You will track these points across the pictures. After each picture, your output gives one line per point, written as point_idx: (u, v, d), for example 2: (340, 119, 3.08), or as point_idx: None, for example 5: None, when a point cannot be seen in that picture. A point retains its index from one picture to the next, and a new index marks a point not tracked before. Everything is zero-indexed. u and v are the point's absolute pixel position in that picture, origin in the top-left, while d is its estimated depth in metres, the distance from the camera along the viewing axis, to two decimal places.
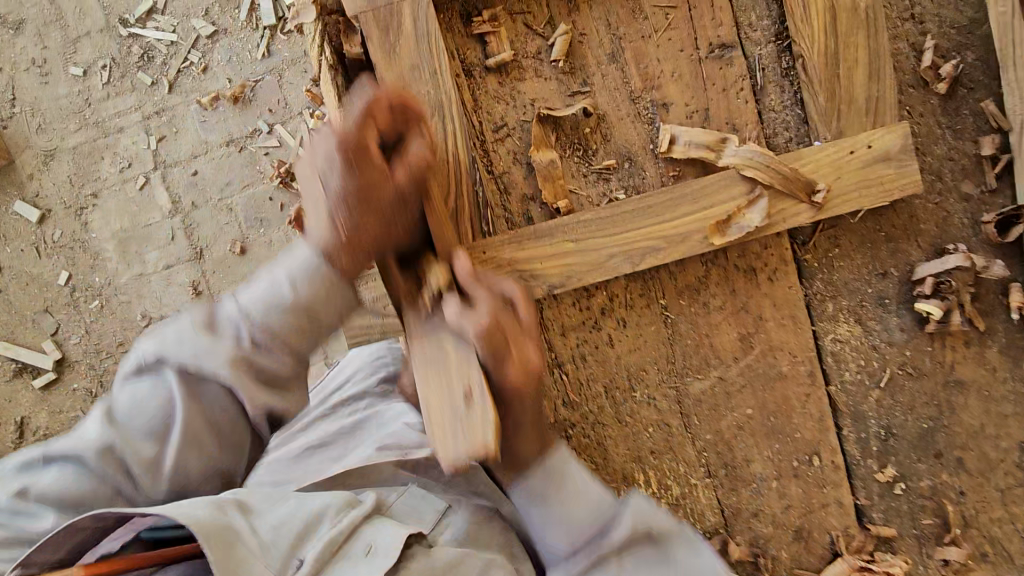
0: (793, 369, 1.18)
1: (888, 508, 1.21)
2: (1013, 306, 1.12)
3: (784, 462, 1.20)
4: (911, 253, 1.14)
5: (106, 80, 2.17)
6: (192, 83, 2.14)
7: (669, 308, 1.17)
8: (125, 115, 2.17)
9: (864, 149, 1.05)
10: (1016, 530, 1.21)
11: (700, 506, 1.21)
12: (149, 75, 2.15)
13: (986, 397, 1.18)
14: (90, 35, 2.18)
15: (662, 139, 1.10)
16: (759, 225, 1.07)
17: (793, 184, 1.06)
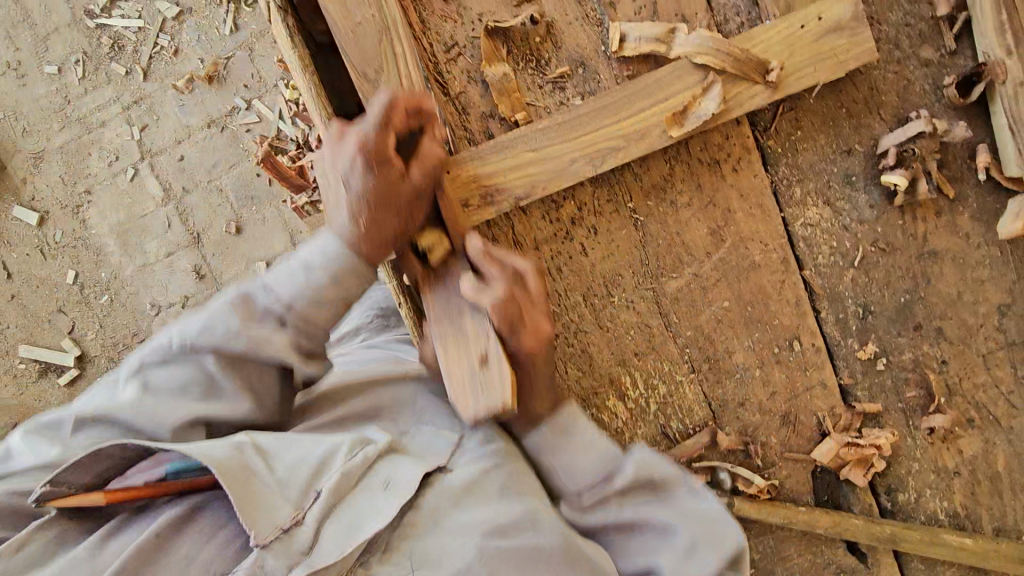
0: (765, 258, 1.19)
1: (872, 385, 1.24)
2: (982, 166, 1.11)
3: (766, 350, 1.23)
4: (874, 127, 1.13)
5: (82, 75, 2.19)
6: (166, 68, 2.16)
7: (637, 210, 1.18)
8: (105, 109, 2.19)
9: (814, 22, 1.04)
10: (999, 392, 1.24)
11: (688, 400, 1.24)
12: (122, 65, 2.17)
13: (961, 264, 1.18)
14: (58, 32, 2.19)
15: (611, 38, 1.10)
16: (716, 113, 1.07)
17: (746, 66, 1.05)
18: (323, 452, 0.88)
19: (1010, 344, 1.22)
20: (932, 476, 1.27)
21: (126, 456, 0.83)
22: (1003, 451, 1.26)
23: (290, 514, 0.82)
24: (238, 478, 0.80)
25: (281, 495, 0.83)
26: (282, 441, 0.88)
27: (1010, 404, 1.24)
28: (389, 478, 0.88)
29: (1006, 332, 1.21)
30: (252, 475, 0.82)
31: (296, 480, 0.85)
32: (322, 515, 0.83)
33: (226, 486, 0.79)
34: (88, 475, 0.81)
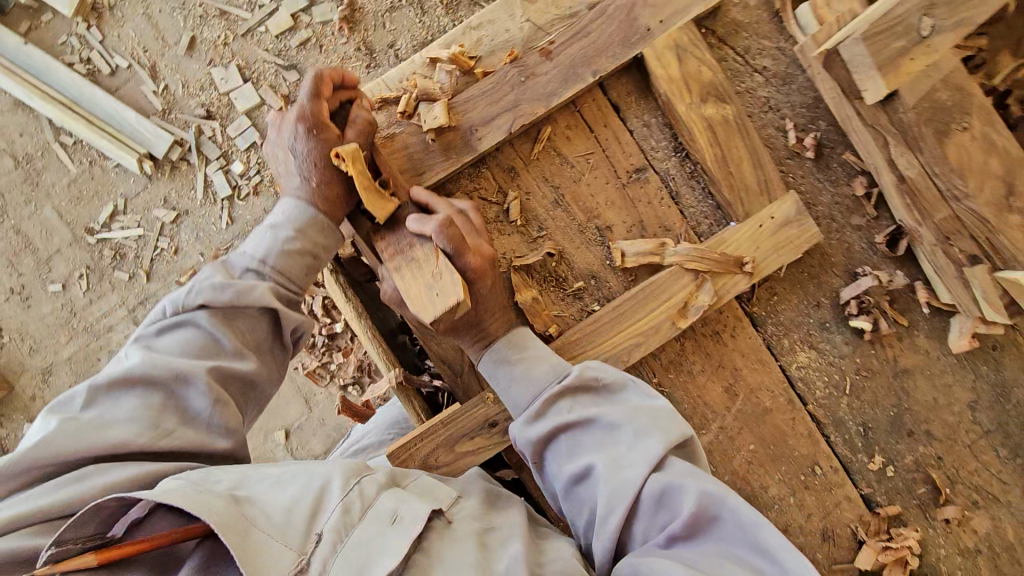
0: (773, 402, 1.41)
1: (888, 489, 1.44)
2: (923, 300, 1.38)
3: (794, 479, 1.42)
4: (833, 283, 1.40)
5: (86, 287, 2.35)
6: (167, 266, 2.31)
7: (662, 383, 1.39)
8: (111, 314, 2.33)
9: (769, 220, 1.32)
10: (991, 473, 1.45)
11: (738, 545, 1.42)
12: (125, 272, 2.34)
13: (930, 375, 1.43)
14: (60, 251, 2.35)
15: (614, 254, 1.35)
16: (710, 302, 1.31)
17: (725, 264, 1.31)
18: (314, 490, 1.00)
19: (987, 431, 1.45)
20: (959, 558, 1.45)
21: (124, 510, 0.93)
22: (1010, 524, 1.46)
23: (293, 559, 0.91)
24: (240, 528, 0.90)
25: (288, 539, 0.93)
26: (269, 483, 1.01)
27: (1002, 482, 1.45)
28: (397, 512, 0.99)
29: (981, 423, 1.44)
30: (248, 522, 0.92)
31: (293, 526, 0.95)
32: (327, 556, 0.93)
33: (226, 536, 0.88)
34: (93, 522, 0.90)
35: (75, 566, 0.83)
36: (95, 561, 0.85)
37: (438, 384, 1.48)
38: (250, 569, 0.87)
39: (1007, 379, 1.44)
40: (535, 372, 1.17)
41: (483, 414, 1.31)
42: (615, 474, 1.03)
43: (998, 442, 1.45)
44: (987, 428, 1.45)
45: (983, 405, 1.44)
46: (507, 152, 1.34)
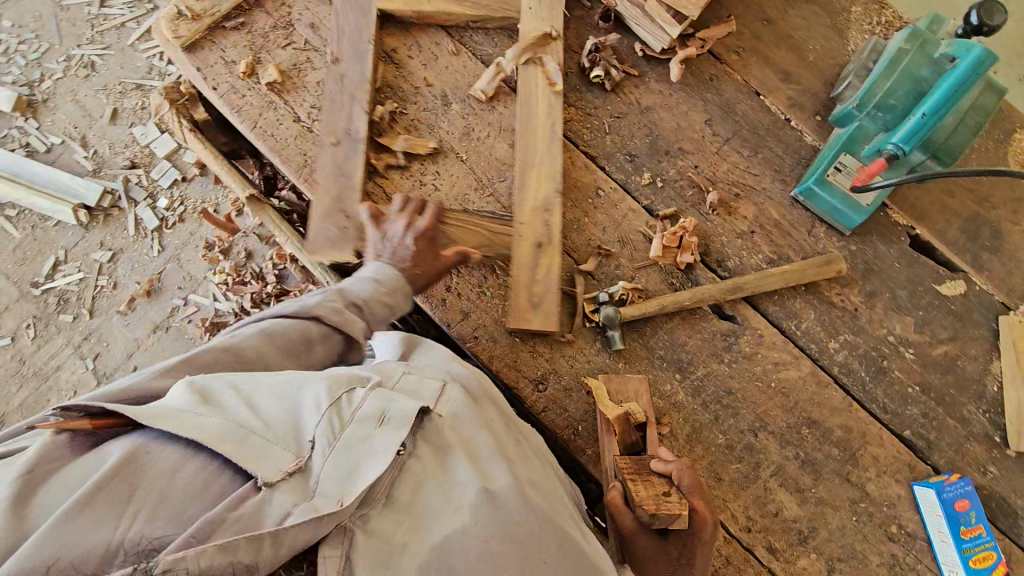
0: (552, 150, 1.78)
1: (662, 198, 1.77)
2: (639, 50, 1.83)
3: (584, 201, 1.75)
4: (573, 57, 1.84)
5: (33, 334, 3.21)
6: (108, 300, 3.22)
7: (460, 151, 1.77)
8: (58, 353, 3.17)
9: (511, 15, 1.82)
10: (743, 169, 1.80)
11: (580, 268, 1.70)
12: (68, 313, 3.20)
13: (669, 106, 1.82)
14: (9, 308, 3.24)
15: (477, 91, 1.78)
16: (555, 71, 1.76)
17: (539, 41, 1.77)
18: (309, 391, 1.05)
19: (728, 139, 1.82)
20: (740, 240, 1.75)
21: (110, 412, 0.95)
22: (773, 205, 1.78)
23: (292, 458, 0.96)
24: (234, 433, 0.95)
25: (279, 438, 0.98)
26: (270, 390, 1.05)
27: (755, 174, 1.80)
28: (388, 412, 1.07)
29: (721, 134, 1.82)
30: (249, 435, 0.96)
31: (279, 422, 1.00)
32: (325, 454, 0.98)
33: (225, 448, 0.92)
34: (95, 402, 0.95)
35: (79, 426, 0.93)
36: (89, 425, 0.94)
37: (291, 199, 1.86)
38: (250, 467, 0.92)
39: (729, 99, 1.84)
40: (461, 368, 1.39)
41: (327, 184, 1.71)
42: None
43: (739, 146, 1.81)
44: (728, 137, 1.82)
45: (717, 121, 1.82)
46: (309, 16, 1.83)
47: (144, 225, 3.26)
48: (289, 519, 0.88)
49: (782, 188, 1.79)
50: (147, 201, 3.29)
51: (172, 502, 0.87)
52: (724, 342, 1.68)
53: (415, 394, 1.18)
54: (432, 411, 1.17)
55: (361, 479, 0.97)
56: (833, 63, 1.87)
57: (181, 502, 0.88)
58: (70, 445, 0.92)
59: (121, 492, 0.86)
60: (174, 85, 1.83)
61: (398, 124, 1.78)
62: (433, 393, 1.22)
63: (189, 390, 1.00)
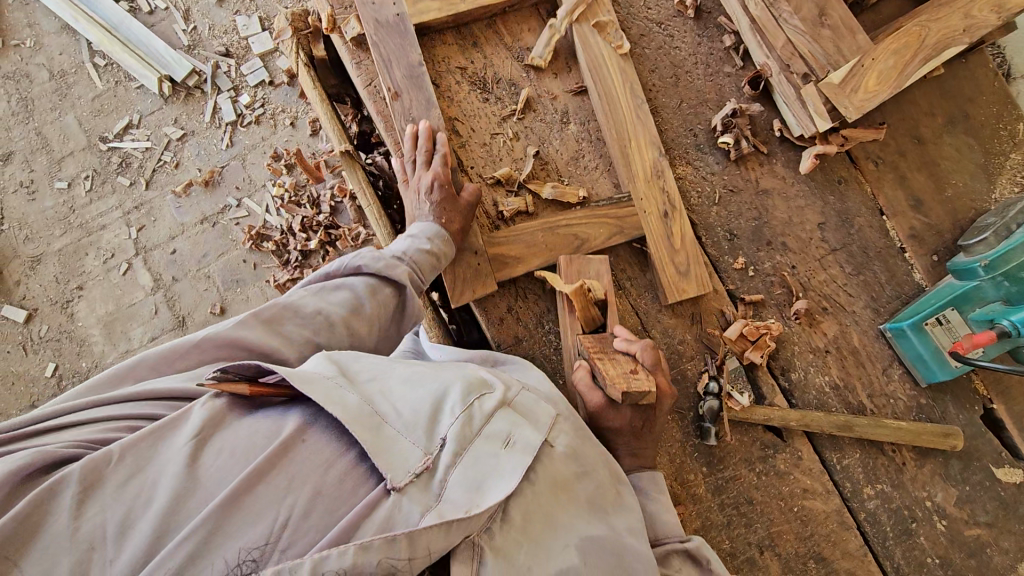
0: (649, 206, 1.66)
1: (748, 287, 1.70)
2: (778, 129, 1.71)
3: (671, 279, 1.64)
4: (706, 114, 1.74)
5: (89, 187, 3.20)
6: (166, 177, 3.16)
7: (563, 175, 1.68)
8: (107, 215, 3.16)
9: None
10: (838, 285, 1.72)
11: (652, 248, 1.64)
12: (127, 177, 3.19)
13: (787, 197, 1.73)
14: (73, 154, 3.22)
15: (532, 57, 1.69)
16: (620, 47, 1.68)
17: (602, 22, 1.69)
18: (437, 394, 1.09)
19: (835, 249, 1.73)
20: (810, 355, 1.69)
21: (265, 379, 1.04)
22: (856, 331, 1.71)
23: (421, 457, 1.00)
24: (373, 424, 1.00)
25: (413, 435, 1.02)
26: (405, 384, 1.10)
27: (849, 294, 1.72)
28: (507, 437, 1.09)
29: (828, 242, 1.73)
30: (383, 423, 1.01)
31: (417, 419, 1.04)
32: (451, 461, 1.02)
33: (363, 432, 0.98)
34: (254, 369, 1.04)
35: (235, 390, 1.01)
36: (247, 391, 1.01)
37: (381, 164, 1.78)
38: (384, 462, 0.96)
39: (849, 208, 1.74)
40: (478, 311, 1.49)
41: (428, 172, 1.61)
42: None
43: (843, 259, 1.73)
44: (835, 247, 1.73)
45: (830, 227, 1.73)
46: None
47: (221, 116, 3.17)
48: (426, 518, 0.93)
49: (872, 315, 1.72)
50: (230, 93, 3.20)
51: (329, 493, 0.93)
52: (761, 452, 1.65)
53: (529, 419, 1.18)
54: (546, 441, 1.17)
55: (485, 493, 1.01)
56: (969, 206, 1.75)
57: (333, 497, 0.93)
58: (232, 412, 1.00)
59: (280, 479, 0.92)
60: (302, 12, 1.72)
61: (509, 128, 1.68)
62: (548, 422, 1.19)
63: (331, 367, 1.09)
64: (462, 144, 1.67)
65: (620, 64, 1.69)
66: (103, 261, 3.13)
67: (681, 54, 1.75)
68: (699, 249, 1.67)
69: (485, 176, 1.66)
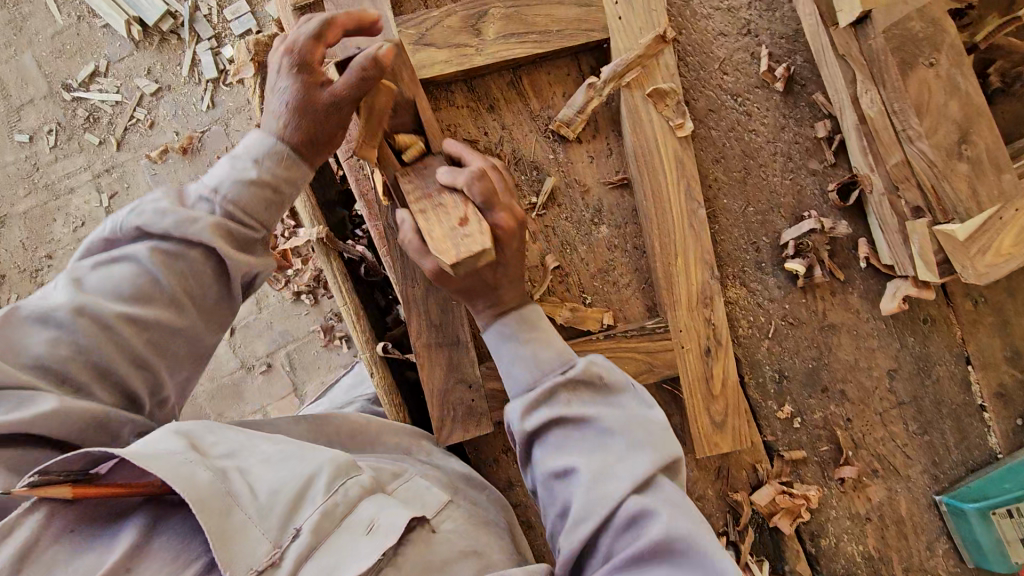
0: (690, 342, 1.32)
1: (790, 440, 1.43)
2: (862, 256, 1.36)
3: (705, 433, 1.33)
4: (776, 223, 1.37)
5: (53, 143, 2.57)
6: (139, 138, 2.52)
7: (587, 293, 1.35)
8: (75, 176, 2.56)
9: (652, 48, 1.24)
10: (896, 445, 1.45)
11: (686, 394, 1.32)
12: (95, 135, 2.54)
13: (856, 335, 1.41)
14: (34, 102, 2.57)
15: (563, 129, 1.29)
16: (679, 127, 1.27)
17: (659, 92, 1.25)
18: (307, 471, 0.89)
19: (901, 402, 1.44)
20: (847, 522, 1.46)
21: (97, 468, 0.83)
22: (905, 498, 1.46)
23: (267, 551, 0.80)
24: (215, 509, 0.80)
25: (263, 521, 0.83)
26: (270, 461, 0.91)
27: (906, 455, 1.45)
28: (374, 521, 0.87)
29: (896, 393, 1.43)
30: (233, 508, 0.82)
31: (277, 505, 0.85)
32: (304, 553, 0.81)
33: (204, 515, 0.78)
34: (83, 462, 0.80)
35: (54, 494, 0.76)
36: (68, 495, 0.77)
37: (365, 254, 1.45)
38: (221, 554, 0.77)
39: (930, 354, 1.43)
40: (543, 355, 1.07)
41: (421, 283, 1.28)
42: (595, 480, 0.94)
43: (909, 414, 1.44)
44: (902, 400, 1.44)
45: (901, 376, 1.43)
46: None
47: (199, 69, 2.46)
48: None
49: (929, 482, 1.46)
50: (211, 43, 2.46)
51: None
52: None
53: (412, 504, 1.00)
54: (427, 522, 0.96)
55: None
56: None
57: None
58: (53, 526, 0.77)
59: None
60: (268, 40, 1.32)
61: (526, 226, 1.33)
62: (436, 506, 1.01)
63: (179, 439, 0.87)
64: None
65: (677, 150, 1.28)
66: (71, 230, 2.56)
67: (757, 141, 1.36)
68: (741, 397, 1.34)
69: None
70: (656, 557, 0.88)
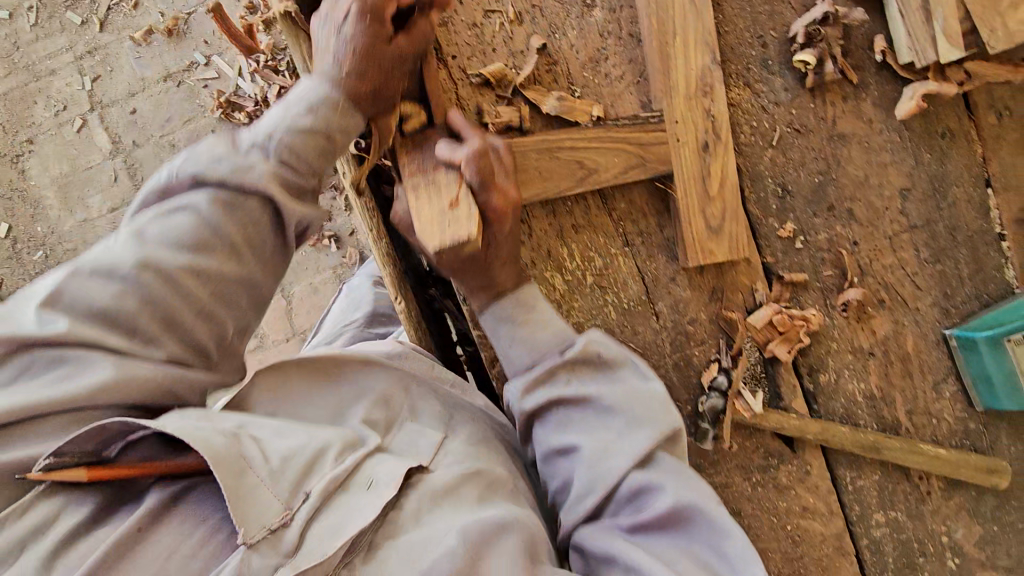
0: (687, 135, 1.20)
1: (792, 263, 1.32)
2: (878, 51, 1.23)
3: (699, 239, 1.22)
4: (786, 15, 1.25)
5: (35, 21, 2.42)
6: (124, 19, 2.36)
7: (575, 82, 1.24)
8: (57, 56, 2.40)
9: None
10: (906, 274, 1.33)
11: (679, 191, 1.21)
12: (77, 15, 2.39)
13: (868, 148, 1.29)
14: None
15: None
16: None
17: None
18: (317, 444, 0.90)
19: (914, 227, 1.32)
20: (849, 357, 1.35)
21: (126, 435, 0.81)
22: (913, 333, 1.35)
23: (278, 511, 0.81)
24: (234, 467, 0.80)
25: (279, 487, 0.83)
26: (279, 433, 0.90)
27: (916, 286, 1.34)
28: (372, 477, 0.90)
29: (908, 216, 1.32)
30: (245, 469, 0.81)
31: (298, 456, 0.87)
32: (313, 514, 0.83)
33: (220, 476, 0.78)
34: (96, 440, 0.78)
35: (66, 476, 0.76)
36: (84, 477, 0.77)
37: None
38: (238, 517, 0.78)
39: (947, 173, 1.31)
40: (540, 335, 1.08)
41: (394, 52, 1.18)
42: (594, 465, 1.00)
43: (921, 241, 1.32)
44: (915, 224, 1.32)
45: (916, 197, 1.31)
46: None
47: None
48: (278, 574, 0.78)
49: (939, 317, 1.35)
50: None
51: None
52: (763, 462, 1.37)
53: (409, 452, 1.00)
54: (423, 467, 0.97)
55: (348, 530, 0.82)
56: None
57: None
58: (81, 508, 0.78)
59: None
60: None
61: (510, 5, 1.22)
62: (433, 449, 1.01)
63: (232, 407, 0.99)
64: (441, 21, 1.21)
65: None
66: (53, 114, 2.40)
67: None
68: (739, 201, 1.22)
69: (467, 72, 1.22)
70: (660, 528, 0.96)
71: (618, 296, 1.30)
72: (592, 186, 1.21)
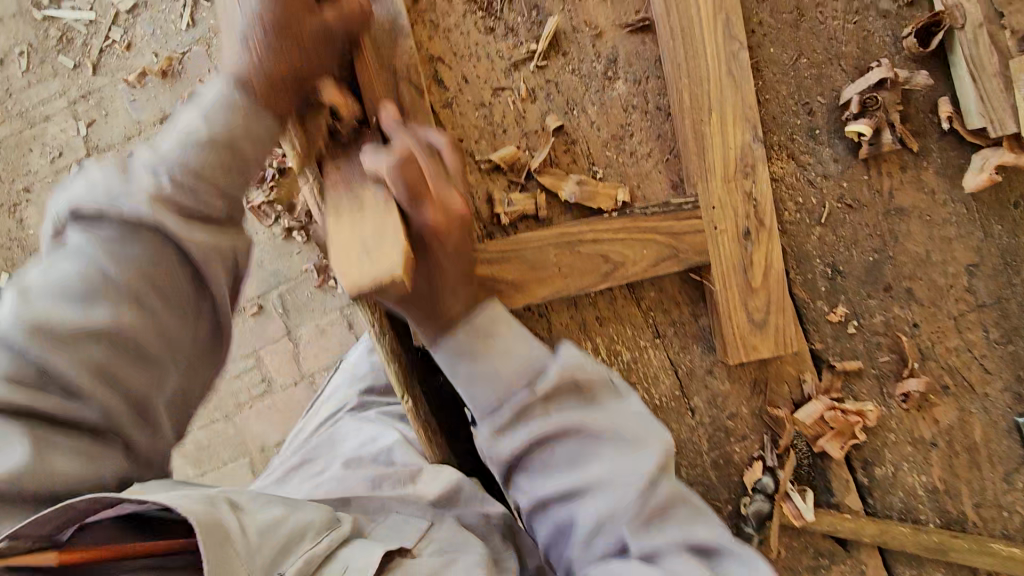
0: (725, 221, 1.06)
1: (844, 349, 1.18)
2: (944, 118, 1.09)
3: (739, 334, 1.09)
4: (836, 78, 1.11)
5: (25, 66, 1.95)
6: (116, 62, 1.88)
7: (597, 162, 1.10)
8: (50, 102, 1.94)
9: None
10: (972, 356, 1.19)
11: (716, 282, 1.07)
12: (70, 58, 1.92)
13: (928, 221, 1.15)
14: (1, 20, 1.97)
15: None
16: None
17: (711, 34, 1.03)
18: (299, 521, 0.76)
19: (982, 305, 1.18)
20: (909, 449, 1.22)
21: None
22: (980, 422, 1.21)
23: None
24: (217, 536, 0.65)
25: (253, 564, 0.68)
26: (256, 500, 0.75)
27: (984, 370, 1.20)
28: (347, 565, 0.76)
29: (975, 294, 1.17)
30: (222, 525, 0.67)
31: (275, 539, 0.72)
32: None
33: (210, 551, 0.63)
34: None
35: None
36: None
37: None
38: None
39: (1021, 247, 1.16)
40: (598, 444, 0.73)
41: None
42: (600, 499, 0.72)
43: (990, 320, 1.18)
44: (982, 302, 1.18)
45: (984, 273, 1.17)
46: None
47: None
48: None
49: (1010, 403, 1.21)
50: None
51: None
52: (812, 563, 1.24)
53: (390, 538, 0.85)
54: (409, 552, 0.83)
55: (297, 517, 0.76)
56: None
57: None
58: None
59: None
60: None
61: (522, 81, 1.09)
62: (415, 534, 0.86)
63: None
64: (447, 103, 1.08)
65: None
66: (49, 160, 1.96)
67: None
68: (785, 290, 1.09)
69: (476, 157, 1.10)
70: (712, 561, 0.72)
71: (649, 392, 1.17)
72: (620, 280, 1.07)
